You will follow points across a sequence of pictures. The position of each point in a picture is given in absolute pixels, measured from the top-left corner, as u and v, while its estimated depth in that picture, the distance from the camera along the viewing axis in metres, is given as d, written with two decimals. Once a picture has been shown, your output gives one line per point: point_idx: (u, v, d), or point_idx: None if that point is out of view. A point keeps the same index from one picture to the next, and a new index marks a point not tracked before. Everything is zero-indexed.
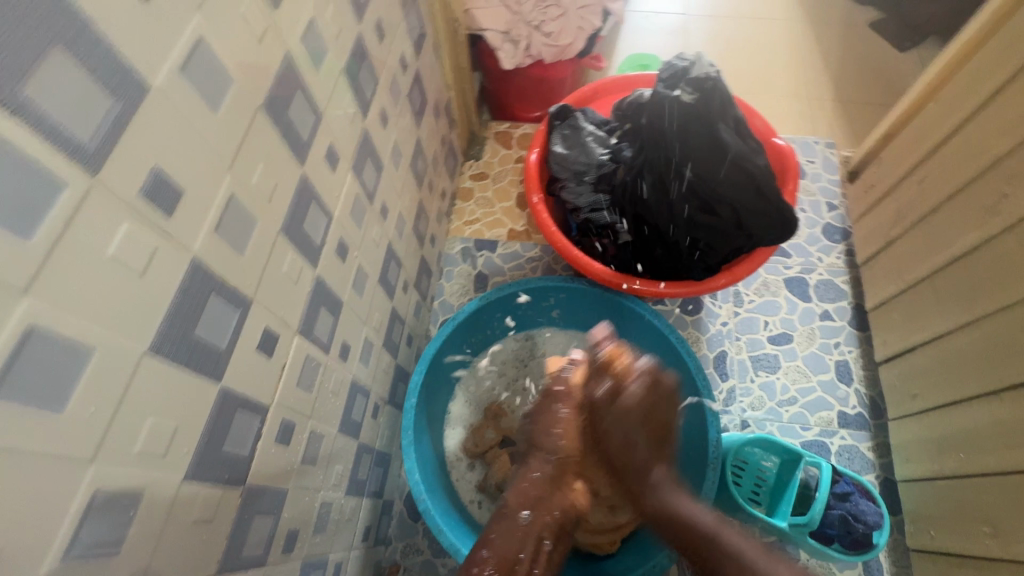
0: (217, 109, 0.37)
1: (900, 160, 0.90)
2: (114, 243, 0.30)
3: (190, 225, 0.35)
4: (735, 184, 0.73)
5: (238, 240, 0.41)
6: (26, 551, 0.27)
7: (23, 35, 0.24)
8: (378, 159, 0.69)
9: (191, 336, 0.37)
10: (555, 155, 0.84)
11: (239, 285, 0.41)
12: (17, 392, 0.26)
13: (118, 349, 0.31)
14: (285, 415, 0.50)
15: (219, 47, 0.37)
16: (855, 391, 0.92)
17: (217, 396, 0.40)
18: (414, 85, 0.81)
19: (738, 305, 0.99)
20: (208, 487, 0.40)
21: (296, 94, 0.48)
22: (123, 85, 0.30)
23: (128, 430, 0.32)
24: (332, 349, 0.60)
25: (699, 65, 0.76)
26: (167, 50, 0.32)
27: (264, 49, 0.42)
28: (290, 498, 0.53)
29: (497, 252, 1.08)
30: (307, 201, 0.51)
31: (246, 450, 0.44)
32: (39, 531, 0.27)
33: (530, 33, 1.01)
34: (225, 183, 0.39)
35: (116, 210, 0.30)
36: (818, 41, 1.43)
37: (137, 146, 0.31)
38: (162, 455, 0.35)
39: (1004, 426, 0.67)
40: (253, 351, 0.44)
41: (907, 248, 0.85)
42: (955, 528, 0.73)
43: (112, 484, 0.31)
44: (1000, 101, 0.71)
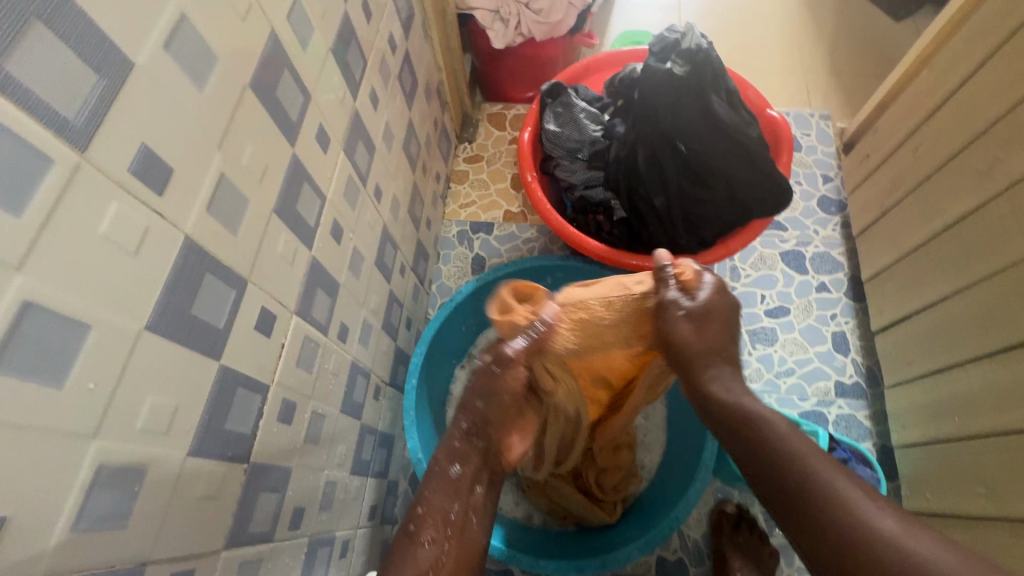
0: (203, 89, 0.37)
1: (894, 128, 0.90)
2: (105, 221, 0.30)
3: (181, 205, 0.36)
4: (728, 156, 0.73)
5: (230, 220, 0.41)
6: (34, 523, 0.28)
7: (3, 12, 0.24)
8: (369, 141, 0.69)
9: (188, 315, 0.37)
10: (548, 134, 0.84)
11: (234, 265, 0.42)
12: (16, 367, 0.26)
13: (115, 327, 0.31)
14: (286, 394, 0.51)
15: (202, 24, 0.36)
16: (852, 361, 0.93)
17: (216, 375, 0.41)
18: (404, 66, 0.81)
19: (735, 280, 0.99)
20: (212, 464, 0.41)
21: (283, 74, 0.48)
22: (107, 63, 0.30)
23: (130, 407, 0.33)
24: (331, 331, 0.61)
25: (690, 36, 0.74)
26: (149, 27, 0.32)
27: (249, 28, 0.42)
28: (294, 476, 0.54)
29: (494, 234, 1.08)
30: (300, 182, 0.52)
31: (248, 428, 0.45)
32: (45, 503, 0.28)
33: (520, 10, 1.00)
34: (215, 163, 0.39)
35: (105, 188, 0.30)
36: (813, 12, 1.41)
37: (124, 124, 0.31)
38: (164, 432, 0.36)
39: (997, 388, 0.68)
40: (251, 331, 0.45)
41: (902, 217, 0.85)
42: (951, 490, 0.74)
43: (116, 458, 0.32)
44: (993, 64, 0.70)
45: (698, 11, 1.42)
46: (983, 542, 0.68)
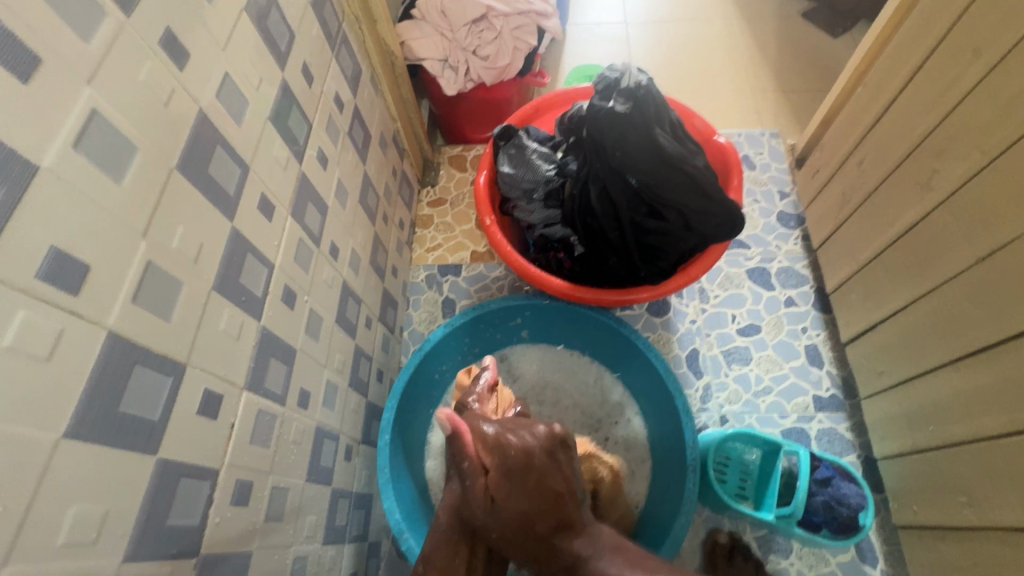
0: (121, 179, 0.37)
1: (838, 143, 0.92)
2: (10, 333, 0.29)
3: (101, 301, 0.35)
4: (677, 187, 0.73)
5: (162, 306, 0.40)
6: None
7: None
8: (321, 201, 0.69)
9: (115, 413, 0.36)
10: (503, 176, 0.84)
11: (168, 351, 0.40)
12: None
13: (26, 441, 0.30)
14: (239, 475, 0.49)
15: (118, 117, 0.36)
16: (827, 373, 0.93)
17: (154, 469, 0.39)
18: (354, 122, 0.82)
19: (704, 302, 1.00)
20: (154, 564, 0.39)
21: (216, 149, 0.47)
22: (7, 171, 0.29)
23: (49, 523, 0.31)
24: (289, 399, 0.59)
25: (628, 74, 0.77)
26: (54, 128, 0.32)
27: (172, 112, 0.42)
28: (255, 559, 0.52)
29: (462, 275, 1.08)
30: (242, 255, 0.51)
31: (196, 519, 0.43)
32: None
33: (468, 58, 1.02)
34: (140, 252, 0.38)
35: (10, 299, 0.29)
36: (755, 35, 1.47)
37: (29, 229, 0.30)
38: (93, 542, 0.34)
39: (969, 394, 0.67)
40: (193, 416, 0.43)
41: (856, 229, 0.87)
42: (935, 501, 0.73)
43: None
44: (919, 81, 0.73)
45: (646, 43, 1.47)
46: (976, 553, 0.67)
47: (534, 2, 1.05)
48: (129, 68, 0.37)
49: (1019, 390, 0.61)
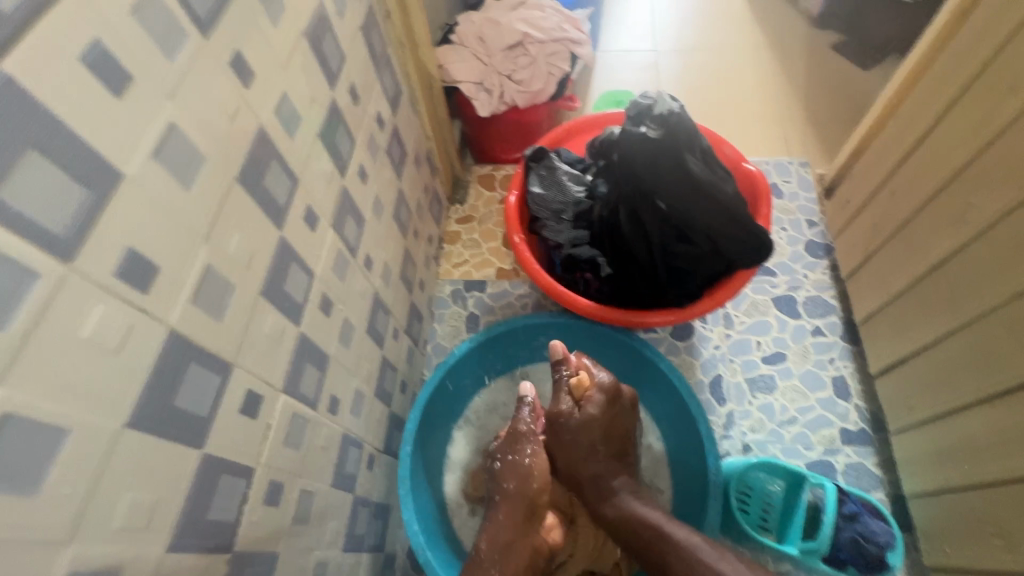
0: (190, 186, 0.39)
1: (868, 175, 0.93)
2: (89, 324, 0.31)
3: (166, 299, 0.37)
4: (707, 213, 0.74)
5: (216, 308, 0.42)
6: None
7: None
8: (359, 215, 0.72)
9: (170, 407, 0.38)
10: (533, 196, 0.86)
11: (219, 351, 0.43)
12: None
13: (92, 430, 0.32)
14: (272, 475, 0.50)
15: (191, 130, 0.39)
16: (855, 406, 0.91)
17: (199, 463, 0.40)
18: (393, 140, 0.85)
19: (729, 328, 1.00)
20: (193, 557, 0.40)
21: (271, 162, 0.50)
22: (96, 176, 0.32)
23: (107, 507, 0.33)
24: (321, 404, 0.60)
25: (661, 101, 0.78)
26: (138, 140, 0.35)
27: (236, 126, 0.44)
28: (281, 560, 0.53)
29: (487, 291, 1.10)
30: (287, 263, 0.53)
31: (233, 515, 0.45)
32: None
33: (503, 82, 1.05)
34: (201, 255, 0.40)
35: (90, 295, 0.31)
36: (784, 66, 1.49)
37: (110, 231, 0.33)
38: (142, 529, 0.35)
39: (998, 434, 0.66)
40: (235, 414, 0.45)
41: (886, 260, 0.86)
42: (972, 546, 0.71)
43: (92, 562, 0.32)
44: (955, 114, 0.73)
45: (675, 72, 1.51)
46: None
47: (568, 30, 1.08)
48: (205, 87, 0.40)
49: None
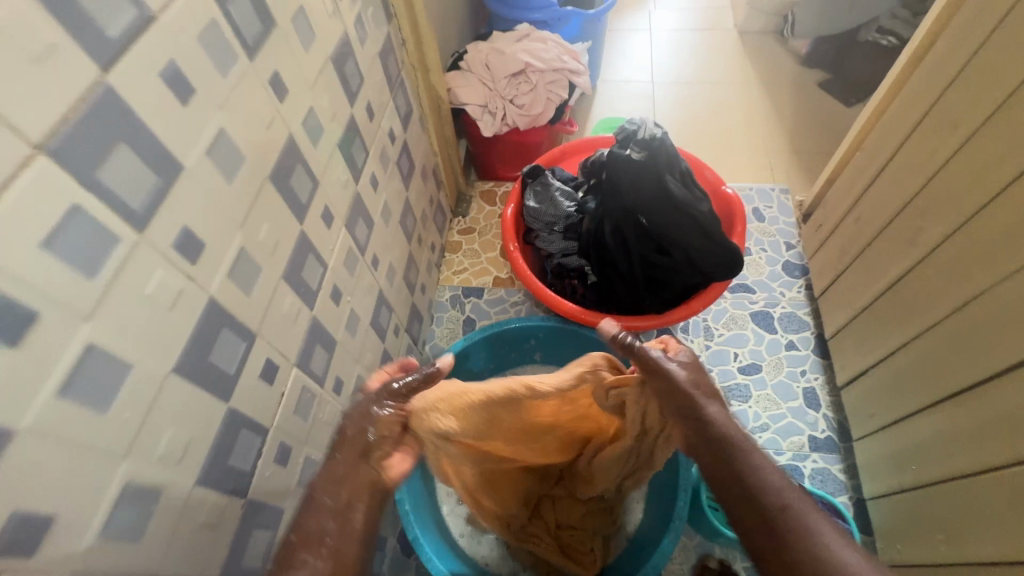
0: (232, 180, 0.47)
1: (839, 200, 1.00)
2: (152, 284, 0.39)
3: (209, 271, 0.45)
4: (683, 228, 0.82)
5: (246, 284, 0.50)
6: (72, 521, 0.34)
7: (104, 134, 0.34)
8: (370, 218, 0.80)
9: (206, 362, 0.45)
10: (528, 209, 0.95)
11: (246, 321, 0.50)
12: (78, 396, 0.34)
13: (148, 370, 0.39)
14: (283, 438, 0.57)
15: (236, 135, 0.47)
16: (824, 416, 0.97)
17: (225, 415, 0.48)
18: (403, 153, 0.94)
19: (708, 339, 1.06)
20: (216, 495, 0.47)
21: (297, 166, 0.58)
22: (165, 166, 0.40)
23: (153, 437, 0.40)
24: (327, 383, 0.67)
25: (645, 127, 0.87)
26: (197, 139, 0.43)
27: (271, 133, 0.53)
28: (286, 517, 0.59)
29: (484, 298, 1.17)
30: (306, 253, 0.61)
31: (248, 466, 0.51)
32: (84, 508, 0.35)
33: (506, 105, 1.15)
34: (238, 239, 0.48)
35: (154, 260, 0.39)
36: (773, 100, 1.59)
37: (172, 210, 0.40)
38: (179, 461, 0.42)
39: (943, 438, 0.71)
40: (256, 378, 0.52)
41: (853, 278, 0.93)
42: (919, 543, 0.76)
43: (141, 480, 0.39)
44: (909, 146, 0.80)
45: (670, 104, 1.61)
46: None
47: (567, 61, 1.18)
48: (248, 100, 0.49)
49: (981, 435, 0.66)
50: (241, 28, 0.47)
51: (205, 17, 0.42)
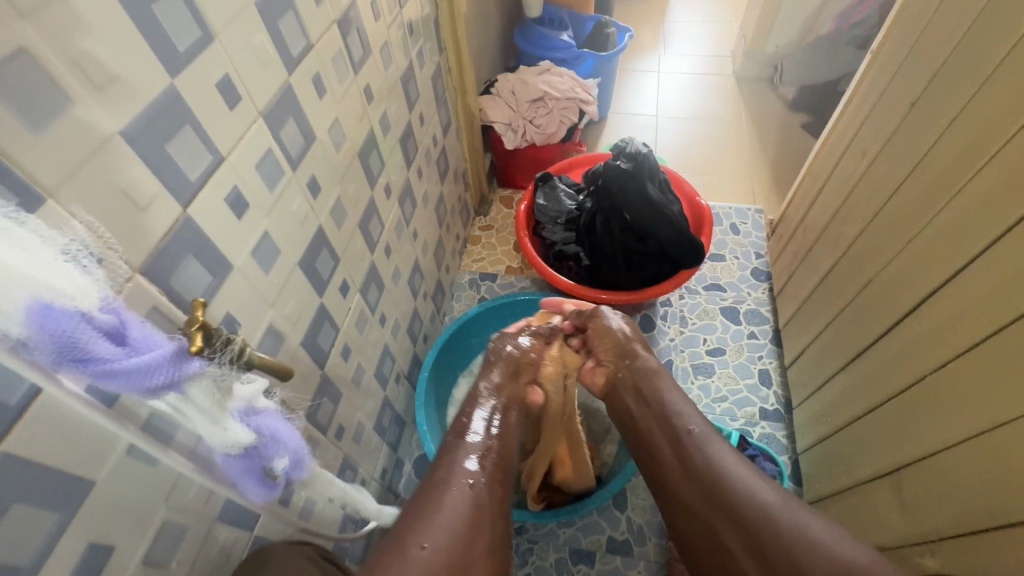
0: (337, 150, 0.71)
1: (796, 215, 1.22)
2: (296, 204, 0.62)
3: (321, 205, 0.68)
4: (657, 223, 1.05)
5: (338, 222, 0.73)
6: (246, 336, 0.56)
7: (287, 110, 0.58)
8: (413, 199, 1.04)
9: (314, 266, 0.68)
10: (538, 206, 1.18)
11: (336, 247, 0.73)
12: (260, 259, 0.57)
13: (289, 258, 0.62)
14: (347, 341, 0.79)
15: (342, 121, 0.72)
16: (774, 392, 1.16)
17: (319, 306, 0.70)
18: (441, 155, 1.18)
19: (683, 326, 1.27)
20: (309, 359, 0.69)
21: (373, 149, 0.82)
22: (309, 134, 0.63)
23: (285, 302, 0.62)
24: (375, 314, 0.90)
25: (632, 144, 1.11)
26: (324, 120, 0.67)
27: (360, 124, 0.77)
28: (343, 402, 0.81)
29: (497, 282, 1.39)
30: (372, 213, 0.85)
31: (327, 349, 0.73)
32: (253, 330, 0.57)
33: (526, 125, 1.40)
34: (337, 190, 0.72)
35: (298, 190, 0.62)
36: (761, 136, 1.83)
37: (310, 162, 0.64)
38: (294, 325, 0.65)
39: (850, 391, 0.91)
40: (337, 289, 0.75)
41: (801, 276, 1.14)
42: (829, 474, 0.94)
43: (277, 326, 0.61)
44: (841, 169, 1.02)
45: (671, 135, 1.85)
46: (846, 508, 0.88)
47: (579, 93, 1.43)
48: (350, 100, 0.73)
49: (869, 384, 0.85)
50: (352, 54, 0.72)
51: (335, 47, 0.67)
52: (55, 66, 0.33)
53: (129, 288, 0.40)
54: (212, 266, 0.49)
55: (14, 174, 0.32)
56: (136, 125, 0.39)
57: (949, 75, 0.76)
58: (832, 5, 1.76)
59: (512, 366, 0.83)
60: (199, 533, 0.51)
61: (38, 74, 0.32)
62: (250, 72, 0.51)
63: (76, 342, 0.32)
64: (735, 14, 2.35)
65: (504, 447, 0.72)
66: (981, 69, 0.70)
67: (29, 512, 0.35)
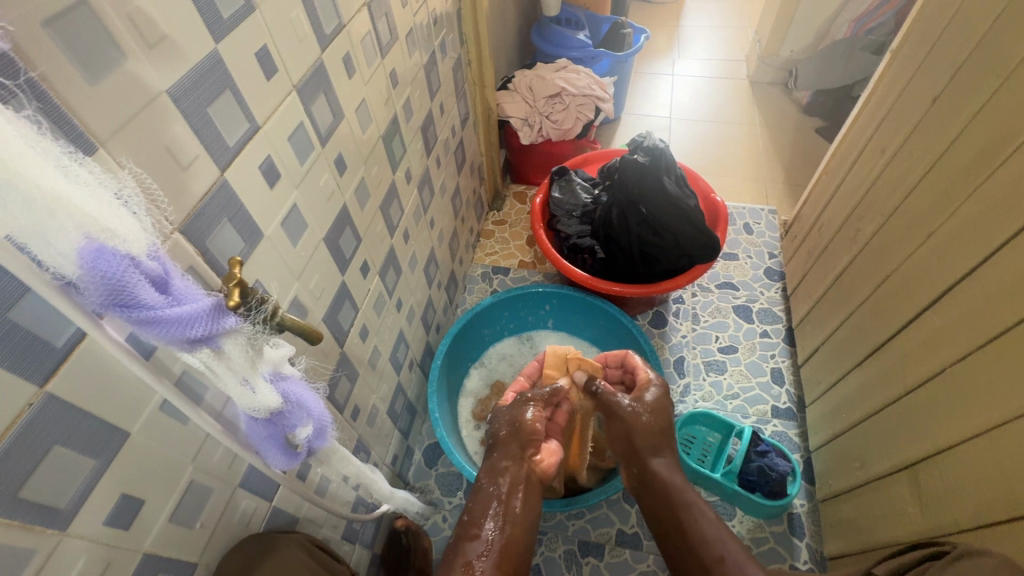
0: (364, 131, 0.72)
1: (811, 214, 1.22)
2: (324, 180, 0.63)
3: (347, 184, 0.69)
4: (673, 217, 1.05)
5: (361, 202, 0.74)
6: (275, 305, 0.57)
7: (319, 86, 0.59)
8: (432, 188, 1.05)
9: (338, 243, 0.69)
10: (553, 199, 1.19)
11: (359, 227, 0.74)
12: (290, 231, 0.58)
13: (315, 233, 0.63)
14: (365, 322, 0.80)
15: (369, 104, 0.73)
16: (786, 391, 1.16)
17: (341, 284, 0.71)
18: (458, 146, 1.20)
19: (695, 323, 1.27)
20: (330, 335, 0.70)
21: (396, 134, 0.84)
22: (338, 112, 0.65)
23: (311, 275, 0.63)
24: (393, 298, 0.91)
25: (650, 139, 1.12)
26: (352, 100, 0.68)
27: (385, 108, 0.78)
28: (360, 383, 0.81)
29: (510, 275, 1.40)
30: (393, 197, 0.86)
31: (346, 327, 0.74)
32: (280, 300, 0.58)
33: (543, 120, 1.41)
34: (362, 170, 0.73)
35: (326, 166, 0.63)
36: (774, 139, 1.83)
37: (338, 140, 0.65)
38: (318, 299, 0.65)
39: (864, 387, 0.91)
40: (359, 269, 0.75)
41: (815, 275, 1.14)
42: (842, 472, 0.94)
43: (302, 299, 0.62)
44: (858, 167, 1.03)
45: (684, 137, 1.86)
46: (860, 505, 0.88)
47: (595, 90, 1.44)
48: (377, 83, 0.75)
49: (882, 380, 0.85)
50: (380, 38, 0.73)
51: (364, 29, 0.68)
52: (111, 19, 0.34)
53: (170, 243, 0.41)
54: (244, 232, 0.50)
55: (73, 122, 0.33)
56: (182, 86, 0.40)
57: (973, 69, 0.76)
58: (848, 9, 1.77)
59: (515, 438, 0.73)
60: (223, 498, 0.52)
61: (96, 26, 0.33)
62: (287, 45, 0.53)
63: (126, 286, 0.32)
64: (749, 19, 2.36)
65: (508, 548, 0.62)
66: (1005, 63, 0.70)
67: (68, 455, 0.36)
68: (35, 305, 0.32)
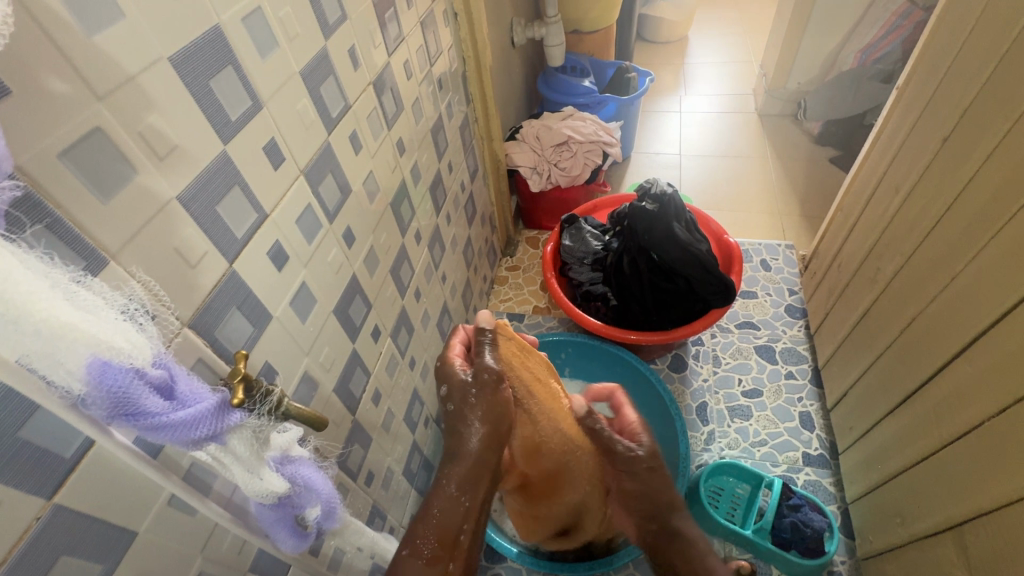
0: (372, 203, 0.74)
1: (828, 250, 1.20)
2: (332, 255, 0.65)
3: (355, 255, 0.71)
4: (684, 263, 1.04)
5: (371, 269, 0.75)
6: (286, 383, 0.58)
7: (326, 167, 0.62)
8: (442, 243, 1.07)
9: (348, 313, 0.69)
10: (564, 247, 1.19)
11: (369, 294, 0.75)
12: (300, 309, 0.59)
13: (323, 307, 0.64)
14: (377, 386, 0.80)
15: (377, 176, 0.76)
16: (817, 436, 1.10)
17: (352, 352, 0.71)
18: (469, 200, 1.22)
19: (716, 366, 1.23)
20: (342, 405, 0.70)
21: (404, 199, 0.86)
22: (346, 188, 0.67)
23: (320, 349, 0.63)
24: (405, 357, 0.91)
25: (657, 185, 1.12)
26: (360, 175, 0.70)
27: (393, 175, 0.81)
28: (373, 447, 0.81)
29: (524, 322, 1.39)
30: (403, 260, 0.87)
31: (358, 394, 0.74)
32: (290, 377, 0.58)
33: (551, 168, 1.44)
34: (370, 239, 0.75)
35: (333, 241, 0.65)
36: (787, 171, 1.82)
37: (346, 214, 0.67)
38: (328, 370, 0.66)
39: (898, 435, 0.86)
40: (369, 334, 0.76)
41: (837, 314, 1.11)
42: (883, 528, 0.88)
43: (312, 373, 0.62)
44: (872, 205, 1.02)
45: (695, 173, 1.86)
46: (906, 565, 0.82)
47: (602, 135, 1.47)
48: (384, 154, 0.77)
49: (918, 431, 0.81)
50: (386, 111, 0.76)
51: (370, 105, 0.71)
52: (122, 140, 0.36)
53: (178, 340, 0.42)
54: (253, 317, 0.51)
55: (84, 241, 0.34)
56: (193, 189, 0.42)
57: (982, 110, 0.75)
58: (853, 41, 1.78)
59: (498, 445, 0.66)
60: None
61: (109, 148, 0.36)
62: (294, 134, 0.55)
63: (131, 397, 0.33)
64: (754, 53, 2.39)
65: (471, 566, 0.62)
66: (1012, 106, 0.69)
67: (76, 564, 0.36)
68: (44, 421, 0.33)
